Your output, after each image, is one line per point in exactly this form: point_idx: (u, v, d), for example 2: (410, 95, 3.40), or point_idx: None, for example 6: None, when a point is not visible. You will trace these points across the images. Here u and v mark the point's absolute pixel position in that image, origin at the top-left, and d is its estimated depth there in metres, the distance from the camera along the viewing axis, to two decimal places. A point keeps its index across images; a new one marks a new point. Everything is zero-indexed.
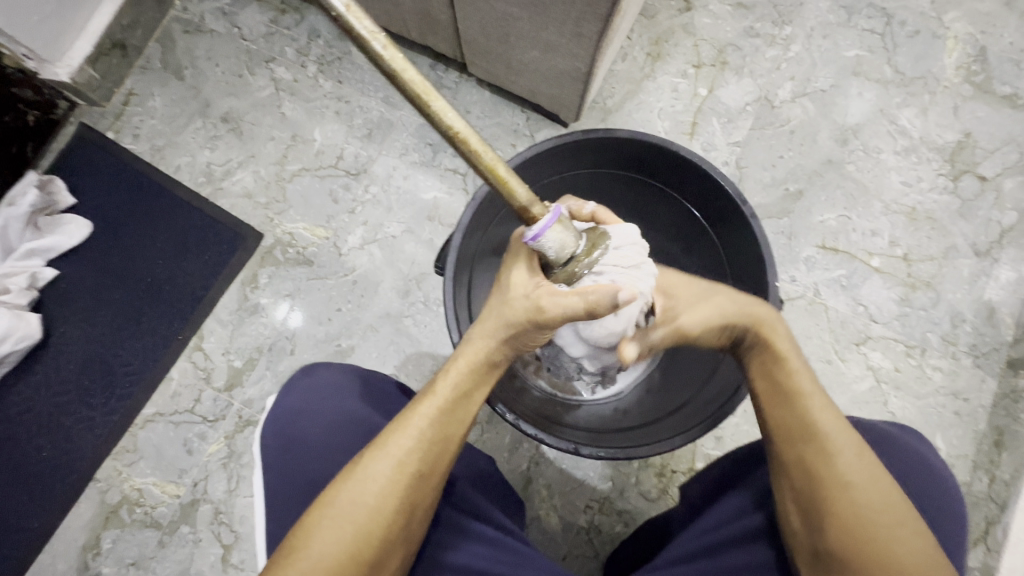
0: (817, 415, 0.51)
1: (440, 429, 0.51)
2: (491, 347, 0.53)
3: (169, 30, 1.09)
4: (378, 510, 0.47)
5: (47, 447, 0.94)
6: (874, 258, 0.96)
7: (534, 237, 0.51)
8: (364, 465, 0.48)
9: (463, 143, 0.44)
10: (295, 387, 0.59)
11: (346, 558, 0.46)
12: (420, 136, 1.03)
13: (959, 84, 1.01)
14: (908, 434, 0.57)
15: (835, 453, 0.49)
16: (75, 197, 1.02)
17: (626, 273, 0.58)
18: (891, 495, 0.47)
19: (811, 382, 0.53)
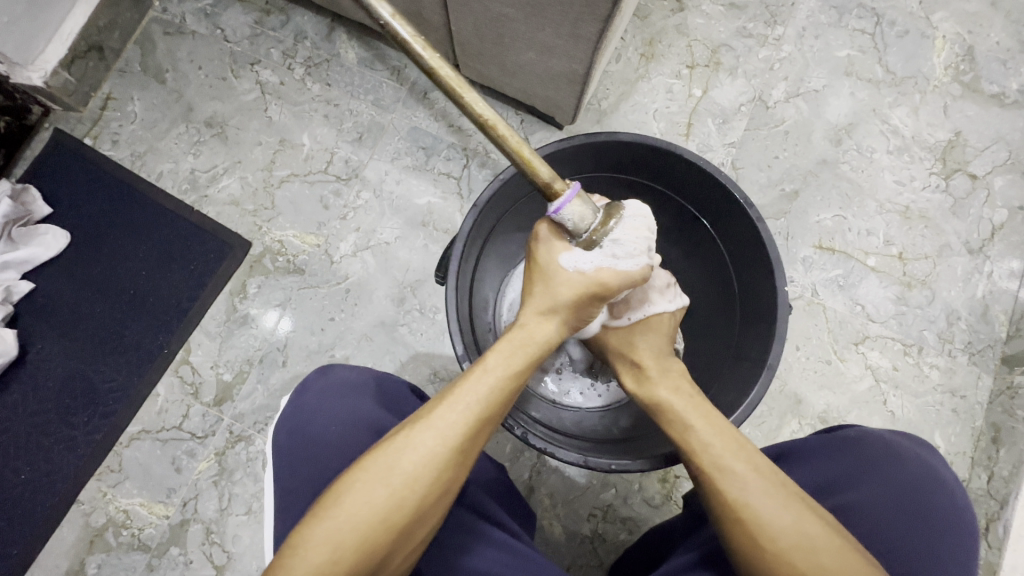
0: (704, 454, 0.51)
1: (486, 407, 0.49)
2: (541, 324, 0.54)
3: (148, 31, 1.05)
4: (415, 480, 0.46)
5: (25, 469, 0.89)
6: (870, 257, 0.97)
7: (555, 211, 0.54)
8: (408, 431, 0.47)
9: (492, 128, 0.50)
10: (311, 387, 0.57)
11: (377, 524, 0.44)
12: (413, 139, 1.00)
13: (948, 83, 1.02)
14: (913, 445, 0.56)
15: (722, 491, 0.48)
16: (51, 207, 0.98)
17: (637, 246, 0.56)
18: (787, 521, 0.45)
19: (699, 417, 0.53)
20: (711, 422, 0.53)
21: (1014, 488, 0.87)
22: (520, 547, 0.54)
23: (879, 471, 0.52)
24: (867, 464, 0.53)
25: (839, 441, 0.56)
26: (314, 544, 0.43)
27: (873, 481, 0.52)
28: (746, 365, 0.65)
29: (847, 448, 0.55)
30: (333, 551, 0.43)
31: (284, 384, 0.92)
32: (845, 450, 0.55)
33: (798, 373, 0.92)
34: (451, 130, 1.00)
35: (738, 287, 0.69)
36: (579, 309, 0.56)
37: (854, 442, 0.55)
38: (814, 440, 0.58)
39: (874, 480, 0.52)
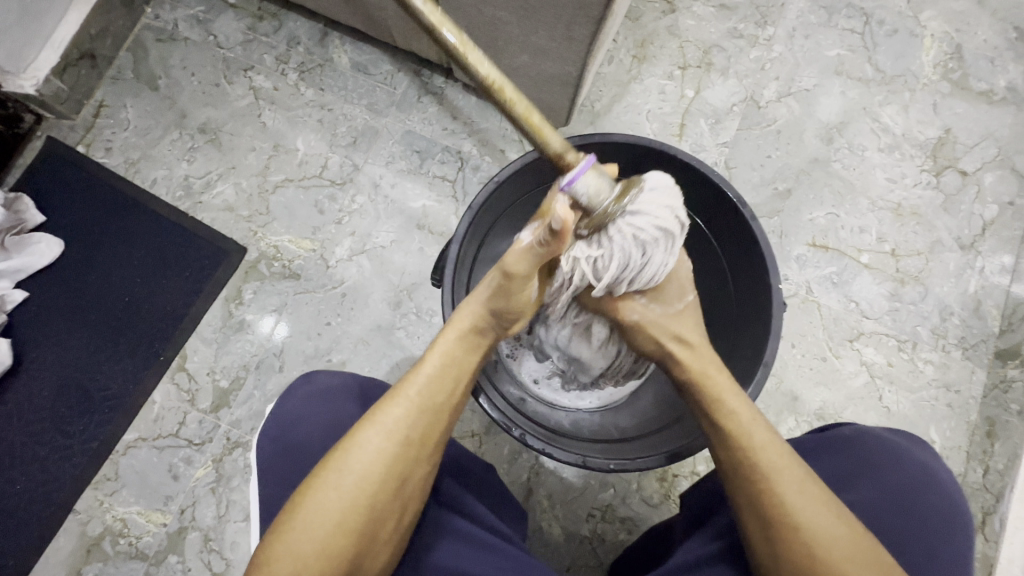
0: (762, 455, 0.49)
1: (427, 398, 0.51)
2: (483, 321, 0.56)
3: (141, 38, 1.05)
4: (365, 477, 0.46)
5: (21, 479, 0.89)
6: (863, 254, 0.97)
7: (567, 184, 0.52)
8: (352, 434, 0.48)
9: (498, 88, 0.51)
10: (293, 394, 0.56)
11: (335, 528, 0.45)
12: (407, 143, 1.00)
13: (937, 81, 1.03)
14: (910, 442, 0.56)
15: (782, 494, 0.47)
16: (44, 215, 0.98)
17: (658, 219, 0.54)
18: (845, 528, 0.45)
19: (752, 418, 0.52)
20: (764, 425, 0.52)
21: (1010, 481, 0.87)
22: (509, 551, 0.55)
23: (874, 472, 0.53)
24: (863, 466, 0.53)
25: (834, 441, 0.57)
26: (278, 559, 0.44)
27: (867, 482, 0.52)
28: (743, 364, 0.65)
29: (842, 448, 0.55)
30: (296, 561, 0.43)
31: (281, 389, 0.92)
32: (841, 450, 0.55)
33: (794, 370, 0.92)
34: (445, 133, 1.00)
35: (734, 286, 0.70)
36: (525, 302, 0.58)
37: (849, 442, 0.55)
38: (811, 440, 0.58)
39: (868, 481, 0.52)
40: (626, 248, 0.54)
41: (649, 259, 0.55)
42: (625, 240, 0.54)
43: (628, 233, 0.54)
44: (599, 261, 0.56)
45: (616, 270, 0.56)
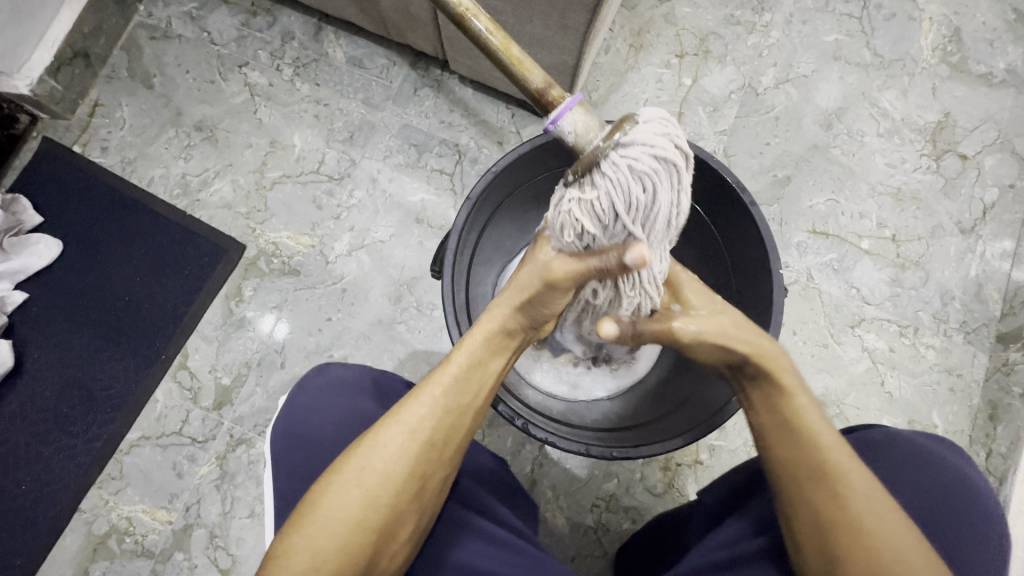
0: (832, 456, 0.47)
1: (453, 400, 0.50)
2: (506, 316, 0.54)
3: (134, 36, 1.05)
4: (387, 475, 0.46)
5: (26, 479, 0.89)
6: (864, 240, 0.97)
7: (552, 123, 0.46)
8: (375, 431, 0.48)
9: (472, 25, 0.47)
10: (308, 386, 0.57)
11: (354, 524, 0.44)
12: (404, 137, 1.00)
13: (936, 65, 1.02)
14: (942, 445, 0.56)
15: (852, 498, 0.45)
16: (42, 215, 0.97)
17: (657, 152, 0.46)
18: (910, 534, 0.44)
19: (818, 417, 0.49)
20: (828, 422, 0.49)
21: (1014, 464, 0.87)
22: (521, 547, 0.55)
23: (905, 476, 0.52)
24: (893, 468, 0.53)
25: (866, 443, 0.56)
26: (295, 553, 0.43)
27: (899, 486, 0.52)
28: None
29: (874, 451, 0.55)
30: (313, 556, 0.43)
31: (282, 385, 0.92)
32: (873, 453, 0.55)
33: (796, 357, 0.92)
34: (442, 126, 1.00)
35: (734, 274, 0.69)
36: (557, 293, 0.54)
37: (881, 445, 0.55)
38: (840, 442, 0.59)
39: (903, 485, 0.52)
40: (624, 184, 0.46)
41: (652, 199, 0.48)
42: (621, 175, 0.46)
43: (622, 166, 0.46)
44: (596, 205, 0.48)
45: (618, 211, 0.48)
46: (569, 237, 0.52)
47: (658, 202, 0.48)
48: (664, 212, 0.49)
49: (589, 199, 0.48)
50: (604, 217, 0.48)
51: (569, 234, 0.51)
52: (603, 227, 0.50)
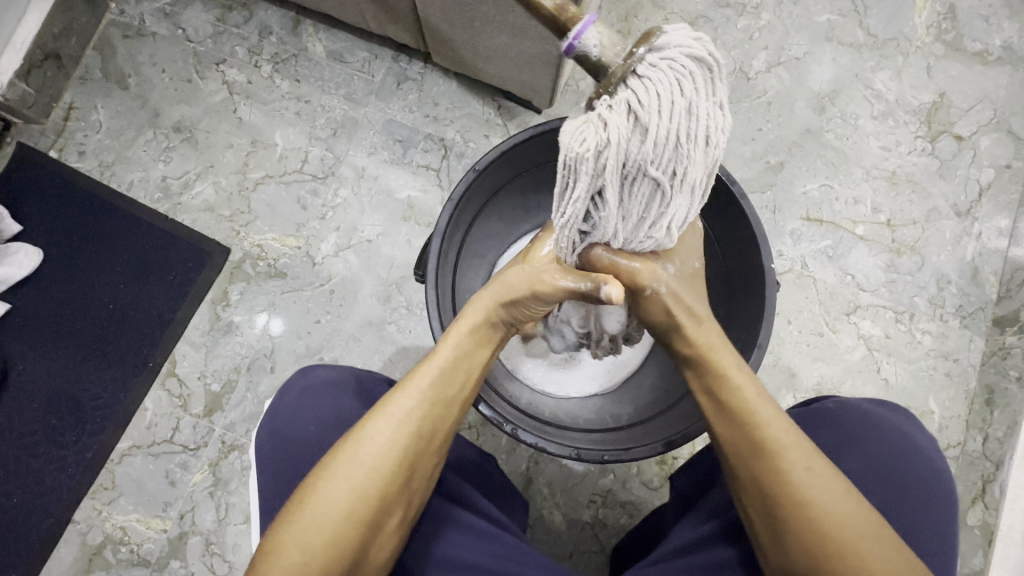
0: (770, 432, 0.47)
1: (439, 391, 0.49)
2: (486, 312, 0.53)
3: (107, 35, 1.01)
4: (375, 468, 0.45)
5: (17, 492, 0.88)
6: (859, 226, 0.95)
7: (576, 38, 0.40)
8: (362, 425, 0.47)
9: None
10: (293, 387, 0.56)
11: (344, 520, 0.44)
12: (388, 132, 0.98)
13: (931, 43, 1.00)
14: (888, 410, 0.55)
15: (789, 472, 0.45)
16: (20, 224, 0.95)
17: (692, 65, 0.39)
18: (852, 506, 0.44)
19: (757, 395, 0.49)
20: (767, 398, 0.49)
21: (1010, 448, 0.87)
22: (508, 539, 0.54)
23: (854, 444, 0.52)
24: (843, 437, 0.52)
25: (814, 413, 0.55)
26: (284, 549, 0.42)
27: (849, 454, 0.51)
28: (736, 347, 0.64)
29: (824, 422, 0.54)
30: (302, 552, 0.42)
31: (273, 390, 0.91)
32: (822, 423, 0.54)
33: (792, 347, 0.91)
34: (427, 120, 0.98)
35: (726, 267, 0.68)
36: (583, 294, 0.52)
37: (829, 414, 0.54)
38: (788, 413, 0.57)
39: (854, 451, 0.51)
40: (667, 88, 0.39)
41: (693, 118, 0.40)
42: (664, 79, 0.39)
43: (654, 80, 0.39)
44: (631, 127, 0.39)
45: (666, 120, 0.39)
46: (602, 175, 0.41)
47: (697, 121, 0.40)
48: (707, 135, 0.41)
49: (625, 115, 0.39)
50: (651, 134, 0.39)
51: (604, 169, 0.41)
52: (653, 148, 0.40)
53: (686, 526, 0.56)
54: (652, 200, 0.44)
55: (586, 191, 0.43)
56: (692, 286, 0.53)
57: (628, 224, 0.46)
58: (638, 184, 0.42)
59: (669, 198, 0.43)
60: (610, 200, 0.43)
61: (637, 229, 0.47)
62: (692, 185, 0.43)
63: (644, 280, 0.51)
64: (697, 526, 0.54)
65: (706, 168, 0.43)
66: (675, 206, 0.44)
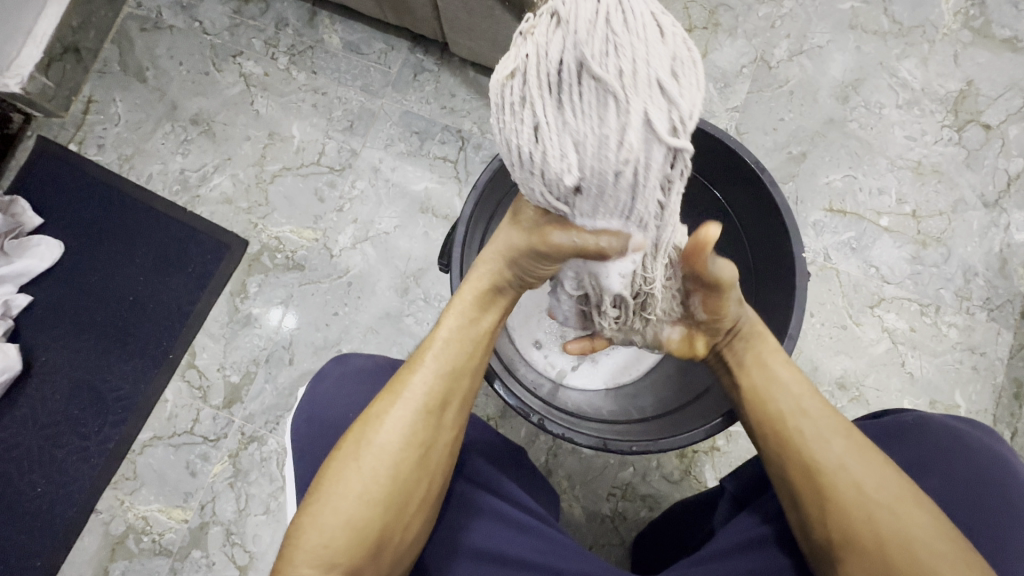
0: (804, 403, 0.49)
1: (446, 362, 0.49)
2: (496, 274, 0.51)
3: (125, 28, 1.02)
4: (387, 448, 0.45)
5: (41, 482, 0.89)
6: (883, 217, 0.94)
7: None
8: (373, 407, 0.47)
9: None
10: (328, 375, 0.56)
11: (361, 498, 0.44)
12: (405, 124, 0.97)
13: (958, 30, 0.98)
14: (971, 427, 0.53)
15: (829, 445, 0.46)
16: (41, 217, 0.96)
17: None
18: (890, 474, 0.45)
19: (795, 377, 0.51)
20: (803, 377, 0.51)
21: None
22: (543, 531, 0.54)
23: (936, 461, 0.50)
24: (925, 454, 0.51)
25: (892, 428, 0.54)
26: (305, 532, 0.44)
27: (930, 472, 0.50)
28: None
29: (903, 435, 0.53)
30: (322, 532, 0.43)
31: (292, 382, 0.91)
32: (902, 438, 0.53)
33: (814, 340, 0.90)
34: (444, 112, 0.97)
35: (753, 257, 0.67)
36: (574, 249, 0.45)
37: (910, 428, 0.53)
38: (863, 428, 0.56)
39: (937, 468, 0.50)
40: None
41: (629, 19, 0.36)
42: None
43: None
44: (557, 38, 0.36)
45: (590, 12, 0.36)
46: (525, 81, 0.37)
47: (634, 20, 0.36)
48: (649, 35, 0.36)
49: (545, 24, 0.37)
50: (579, 30, 0.35)
51: (526, 76, 0.37)
52: (579, 35, 0.35)
53: (736, 523, 0.55)
54: (598, 106, 0.36)
55: (514, 108, 0.38)
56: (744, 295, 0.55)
57: (577, 144, 0.37)
58: (573, 89, 0.36)
59: (627, 104, 0.36)
60: (541, 110, 0.37)
61: (593, 150, 0.37)
62: (639, 89, 0.36)
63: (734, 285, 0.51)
64: (752, 527, 0.53)
65: (663, 70, 0.36)
66: (631, 112, 0.36)
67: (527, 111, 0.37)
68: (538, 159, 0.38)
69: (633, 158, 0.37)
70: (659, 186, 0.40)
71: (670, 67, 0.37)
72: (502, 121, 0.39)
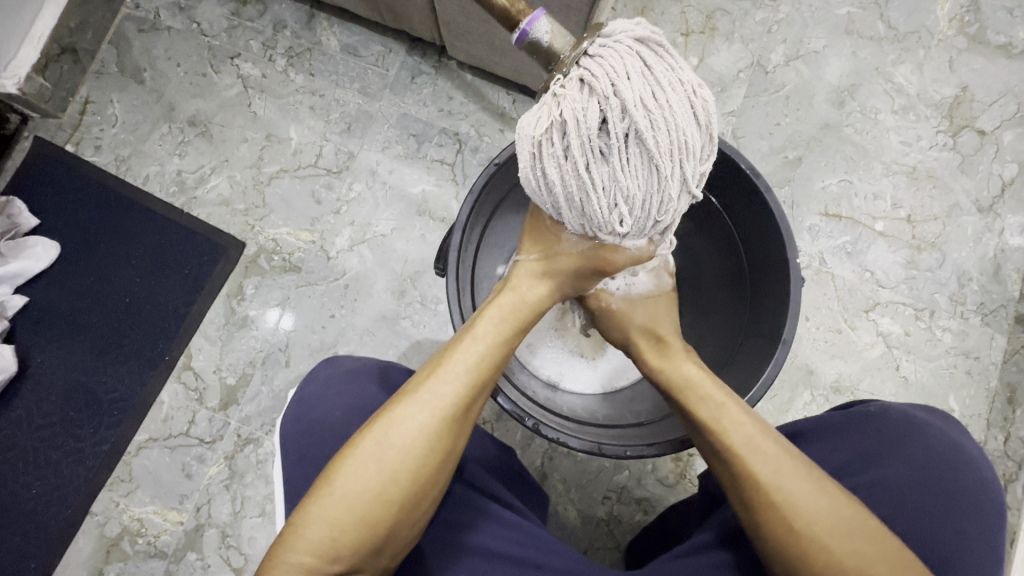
0: (731, 439, 0.46)
1: (478, 374, 0.48)
2: (535, 291, 0.53)
3: (123, 30, 1.02)
4: (407, 451, 0.45)
5: (36, 484, 0.89)
6: (878, 222, 0.94)
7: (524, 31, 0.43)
8: (393, 408, 0.46)
9: None
10: (317, 377, 0.57)
11: (372, 498, 0.44)
12: (402, 127, 0.97)
13: (953, 36, 0.98)
14: (933, 417, 0.54)
15: (759, 474, 0.44)
16: (37, 217, 0.96)
17: (640, 49, 0.41)
18: (835, 506, 0.42)
19: (724, 400, 0.49)
20: (736, 407, 0.48)
21: None
22: (537, 533, 0.54)
23: (895, 450, 0.50)
24: (884, 441, 0.51)
25: (855, 417, 0.54)
26: (312, 524, 0.43)
27: (887, 460, 0.50)
28: (759, 342, 0.63)
29: (865, 426, 0.53)
30: (331, 527, 0.43)
31: (288, 384, 0.91)
32: (864, 429, 0.53)
33: (809, 344, 0.91)
34: (441, 114, 0.97)
35: (748, 262, 0.67)
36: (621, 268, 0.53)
37: (872, 419, 0.53)
38: (826, 417, 0.56)
39: (897, 455, 0.50)
40: (621, 66, 0.40)
41: (662, 96, 0.40)
42: (613, 57, 0.41)
43: (605, 63, 0.40)
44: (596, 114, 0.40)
45: (628, 85, 0.40)
46: (570, 144, 0.41)
47: (666, 94, 0.40)
48: (682, 104, 0.41)
49: (578, 93, 0.40)
50: (620, 109, 0.40)
51: (570, 141, 0.41)
52: (623, 108, 0.40)
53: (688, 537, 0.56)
54: (643, 168, 0.41)
55: (560, 165, 0.42)
56: (646, 310, 0.57)
57: (624, 197, 0.43)
58: (619, 153, 0.41)
59: (663, 172, 0.42)
60: (588, 171, 0.42)
61: (639, 202, 0.43)
62: (674, 157, 0.42)
63: (590, 301, 0.58)
64: (694, 535, 0.54)
65: (693, 135, 0.42)
66: (671, 173, 0.42)
67: (574, 171, 0.42)
68: (586, 208, 0.44)
69: (670, 208, 0.45)
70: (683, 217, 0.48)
71: (699, 132, 0.42)
72: (550, 175, 0.43)
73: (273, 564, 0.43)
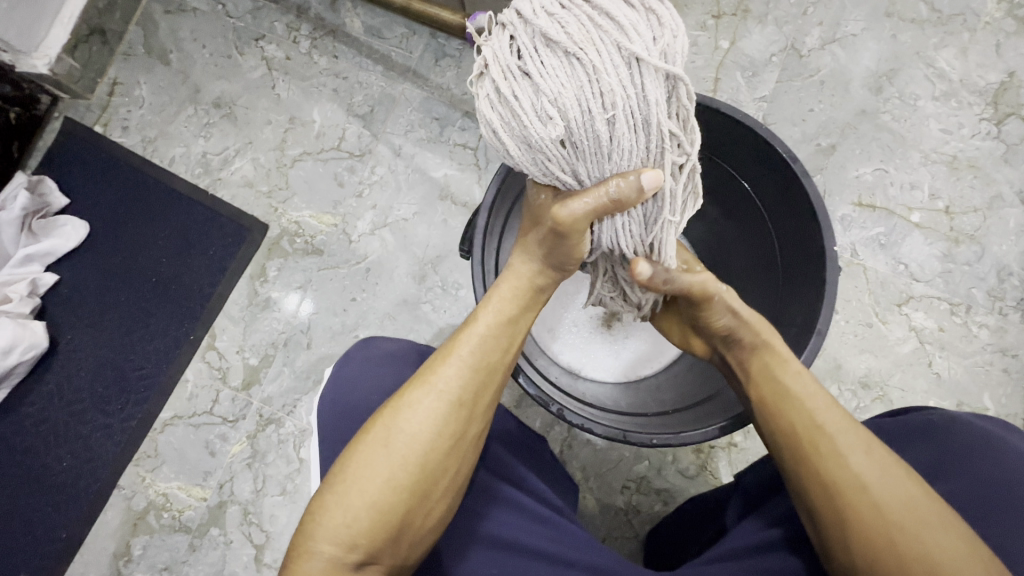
0: (819, 417, 0.47)
1: (483, 357, 0.48)
2: (533, 272, 0.52)
3: (150, 11, 1.02)
4: (417, 437, 0.45)
5: (67, 457, 0.91)
6: (914, 213, 0.91)
7: None
8: (403, 393, 0.46)
9: None
10: (353, 358, 0.56)
11: (385, 486, 0.44)
12: (425, 110, 0.96)
13: (1001, 19, 0.94)
14: (1004, 430, 0.52)
15: (847, 455, 0.44)
16: (67, 197, 0.98)
17: None
18: (923, 500, 0.42)
19: (810, 384, 0.50)
20: (814, 385, 0.50)
21: None
22: (559, 523, 0.53)
23: (962, 463, 0.49)
24: (948, 455, 0.49)
25: (919, 429, 0.53)
26: (329, 510, 0.43)
27: (957, 473, 0.48)
28: (791, 334, 0.61)
29: (930, 438, 0.51)
30: (346, 514, 0.43)
31: (310, 366, 0.91)
32: (927, 441, 0.51)
33: (838, 338, 0.88)
34: (464, 98, 0.96)
35: (781, 252, 0.65)
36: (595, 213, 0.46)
37: (937, 431, 0.51)
38: (888, 426, 0.55)
39: (962, 470, 0.48)
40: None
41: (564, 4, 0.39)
42: None
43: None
44: (502, 45, 0.40)
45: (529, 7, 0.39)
46: (489, 72, 0.40)
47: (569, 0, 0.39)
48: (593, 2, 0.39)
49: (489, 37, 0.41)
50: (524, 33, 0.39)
51: (488, 70, 0.41)
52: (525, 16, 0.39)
53: (740, 531, 0.55)
54: (563, 68, 0.39)
55: (487, 99, 0.41)
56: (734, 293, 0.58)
57: (554, 103, 0.39)
58: (534, 61, 0.39)
59: (590, 73, 0.39)
60: (510, 90, 0.40)
61: (574, 103, 0.39)
62: (597, 54, 0.38)
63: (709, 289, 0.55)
64: (761, 530, 0.53)
65: (613, 28, 0.38)
66: (597, 61, 0.38)
67: (502, 102, 0.41)
68: (527, 134, 0.41)
69: (618, 102, 0.39)
70: (660, 114, 0.40)
71: (625, 19, 0.38)
72: (482, 112, 0.41)
73: (295, 553, 0.44)
